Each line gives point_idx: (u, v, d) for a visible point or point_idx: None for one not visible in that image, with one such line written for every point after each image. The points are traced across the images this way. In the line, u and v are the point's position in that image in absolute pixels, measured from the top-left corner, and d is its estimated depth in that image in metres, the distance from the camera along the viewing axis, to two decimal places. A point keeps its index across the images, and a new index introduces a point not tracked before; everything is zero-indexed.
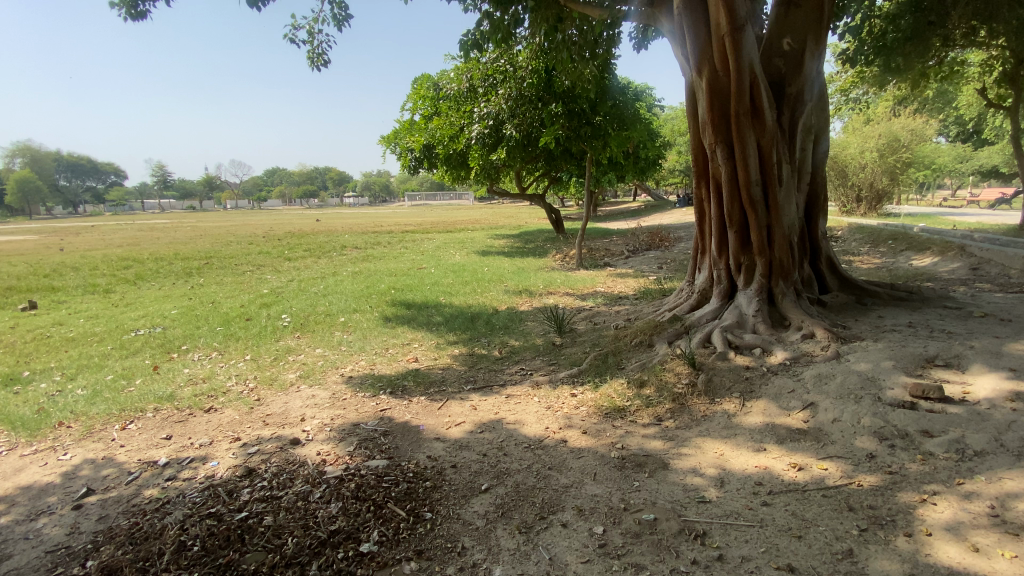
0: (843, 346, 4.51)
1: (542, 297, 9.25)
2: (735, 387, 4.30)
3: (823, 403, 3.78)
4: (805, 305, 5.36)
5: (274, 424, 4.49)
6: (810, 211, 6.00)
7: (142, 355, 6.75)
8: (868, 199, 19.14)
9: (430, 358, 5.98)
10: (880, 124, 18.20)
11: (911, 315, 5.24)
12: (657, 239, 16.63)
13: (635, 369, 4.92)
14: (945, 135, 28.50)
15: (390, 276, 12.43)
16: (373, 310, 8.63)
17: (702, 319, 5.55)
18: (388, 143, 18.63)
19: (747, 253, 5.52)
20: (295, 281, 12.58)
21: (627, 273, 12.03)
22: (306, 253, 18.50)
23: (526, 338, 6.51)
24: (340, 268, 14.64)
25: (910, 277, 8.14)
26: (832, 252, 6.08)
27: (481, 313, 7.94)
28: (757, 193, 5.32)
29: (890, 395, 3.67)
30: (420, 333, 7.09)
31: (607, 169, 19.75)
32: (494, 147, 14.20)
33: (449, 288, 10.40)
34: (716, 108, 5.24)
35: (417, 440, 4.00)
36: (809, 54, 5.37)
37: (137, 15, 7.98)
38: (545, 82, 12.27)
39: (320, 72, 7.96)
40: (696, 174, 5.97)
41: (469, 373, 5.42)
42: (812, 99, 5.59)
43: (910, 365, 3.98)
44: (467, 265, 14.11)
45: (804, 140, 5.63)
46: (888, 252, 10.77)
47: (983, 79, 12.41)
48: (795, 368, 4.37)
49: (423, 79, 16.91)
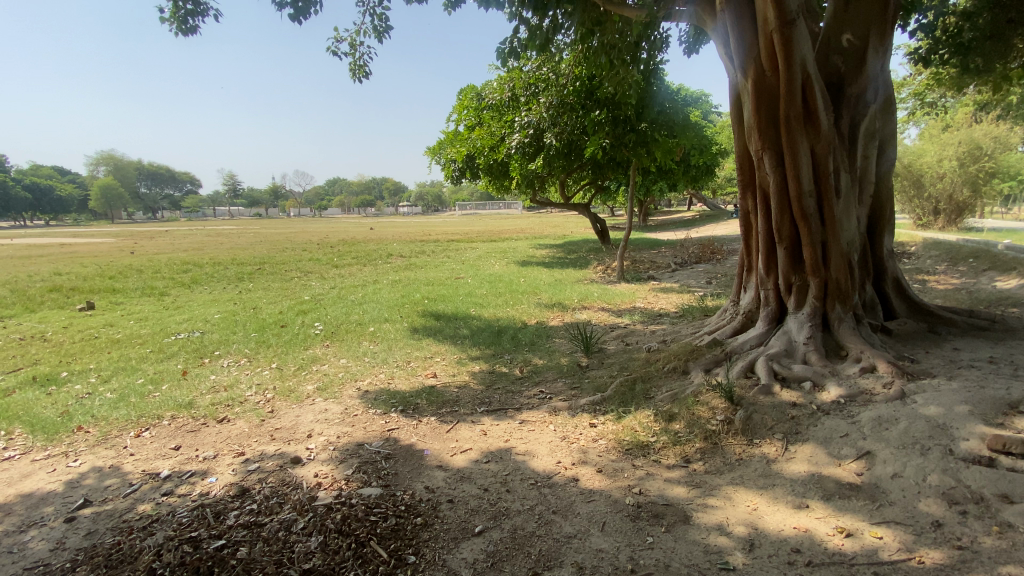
0: (910, 384, 3.88)
1: (576, 312, 8.87)
2: (778, 427, 3.78)
3: (881, 453, 3.21)
4: (866, 334, 4.71)
5: (280, 439, 4.42)
6: (873, 226, 5.33)
7: (176, 359, 6.97)
8: (947, 212, 17.43)
9: (448, 374, 5.74)
10: (960, 130, 16.62)
11: (994, 348, 4.49)
12: (707, 252, 15.78)
13: (664, 399, 4.46)
14: None
15: (426, 286, 12.40)
16: (403, 320, 8.53)
17: (746, 345, 5.01)
18: (434, 154, 18.76)
19: (798, 272, 4.95)
20: (335, 288, 12.79)
21: (670, 288, 11.40)
22: (353, 260, 18.93)
23: (551, 356, 6.16)
24: (380, 276, 14.82)
25: (994, 301, 7.16)
26: (900, 272, 5.36)
27: (509, 327, 7.66)
28: (810, 205, 4.75)
29: (964, 448, 3.04)
30: (444, 346, 6.89)
31: (654, 178, 19.02)
32: (534, 156, 13.92)
33: (482, 299, 10.19)
34: (763, 112, 4.73)
35: (418, 467, 3.75)
36: (872, 51, 4.77)
37: (192, 31, 8.47)
38: (588, 90, 11.82)
39: (361, 83, 7.81)
40: (741, 184, 5.45)
41: (486, 393, 5.13)
42: (876, 101, 4.97)
43: (990, 411, 3.32)
44: (504, 276, 13.91)
45: (866, 146, 5.01)
46: (968, 272, 9.63)
47: None
48: (850, 408, 3.78)
49: (468, 90, 16.93)
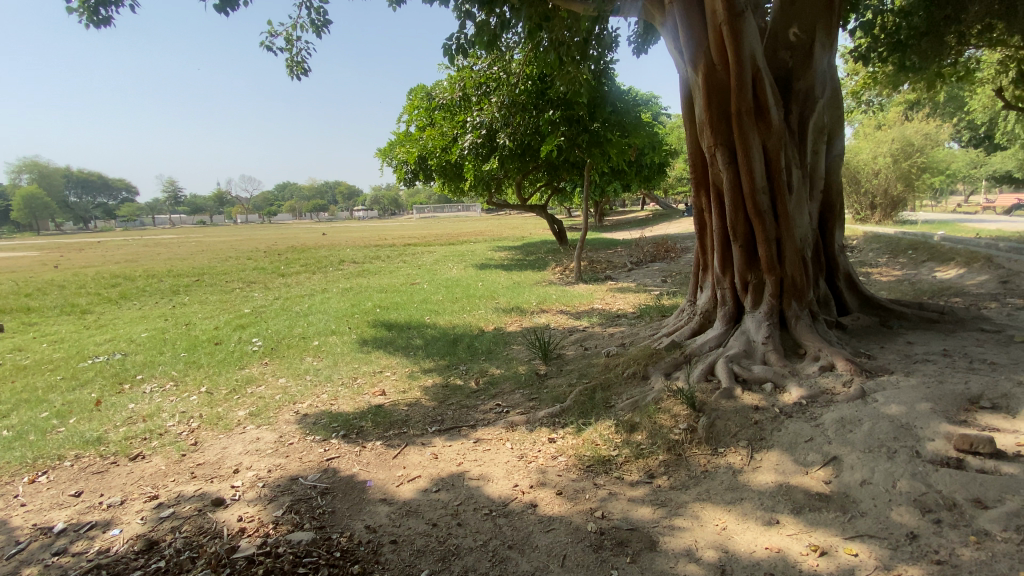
0: (870, 382, 3.81)
1: (534, 315, 8.61)
2: (742, 434, 3.61)
3: (848, 458, 3.08)
4: (823, 330, 4.65)
5: (203, 477, 3.92)
6: (824, 222, 5.30)
7: (90, 387, 6.23)
8: (883, 206, 18.30)
9: (398, 391, 5.33)
10: (893, 128, 17.51)
11: (944, 340, 4.52)
12: (662, 250, 15.92)
13: (625, 408, 4.23)
14: (958, 139, 27.80)
15: (379, 293, 11.84)
16: (351, 332, 8.01)
17: (705, 346, 4.86)
18: (384, 156, 18.14)
19: (754, 271, 4.85)
20: (280, 299, 12.03)
21: (629, 287, 11.34)
22: (302, 268, 18.01)
23: (508, 365, 5.86)
24: (330, 284, 14.11)
25: (935, 291, 7.41)
26: (850, 267, 5.37)
27: (465, 335, 7.30)
28: (764, 202, 4.66)
29: (930, 449, 2.94)
30: (395, 359, 6.46)
31: (609, 178, 19.11)
32: (488, 157, 13.61)
33: (437, 306, 9.77)
34: (714, 107, 4.61)
35: (359, 502, 3.36)
36: (819, 46, 4.74)
37: (109, 24, 7.75)
38: (539, 91, 12.02)
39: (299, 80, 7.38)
40: (694, 182, 5.32)
41: (438, 410, 4.76)
42: (824, 96, 4.94)
43: (951, 409, 3.26)
44: (461, 280, 13.51)
45: (815, 141, 4.98)
46: (908, 264, 10.03)
47: (1002, 80, 11.68)
48: (813, 410, 3.67)
49: (418, 90, 16.45)
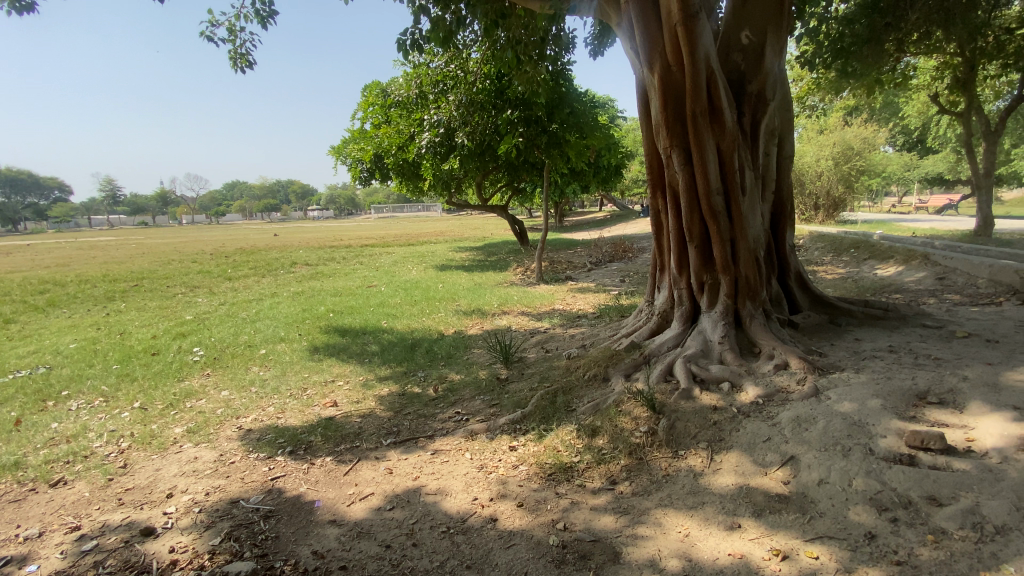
0: (822, 380, 3.88)
1: (495, 318, 8.48)
2: (701, 435, 3.60)
3: (805, 457, 3.10)
4: (776, 329, 4.73)
5: (132, 504, 3.57)
6: (775, 223, 5.41)
7: (7, 405, 5.64)
8: (825, 207, 19.18)
9: (351, 401, 5.07)
10: (834, 132, 18.44)
11: (889, 337, 4.69)
12: (620, 250, 16.13)
13: (587, 412, 4.14)
14: (892, 143, 29.63)
15: (333, 297, 11.41)
16: (303, 339, 7.63)
17: (663, 346, 4.85)
18: (338, 154, 17.56)
19: (709, 271, 4.89)
20: (227, 304, 11.39)
21: (589, 288, 11.39)
22: (252, 271, 17.20)
23: (468, 370, 5.70)
24: (281, 288, 13.50)
25: (878, 289, 7.77)
26: (800, 266, 5.50)
27: (423, 340, 7.08)
28: (718, 203, 4.70)
29: (883, 447, 3.01)
30: (348, 367, 6.18)
31: (568, 179, 19.22)
32: (447, 156, 13.38)
33: (395, 309, 9.48)
34: (670, 108, 4.61)
35: (306, 526, 3.13)
36: (769, 49, 4.82)
37: (31, 10, 7.17)
38: (498, 90, 11.92)
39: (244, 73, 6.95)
40: (651, 183, 5.31)
41: (394, 421, 4.54)
42: (774, 99, 5.03)
43: (901, 405, 3.36)
44: (420, 282, 13.21)
45: (766, 143, 5.08)
46: (851, 262, 10.51)
47: (933, 87, 12.44)
48: (769, 409, 3.70)
49: (373, 87, 16.01)
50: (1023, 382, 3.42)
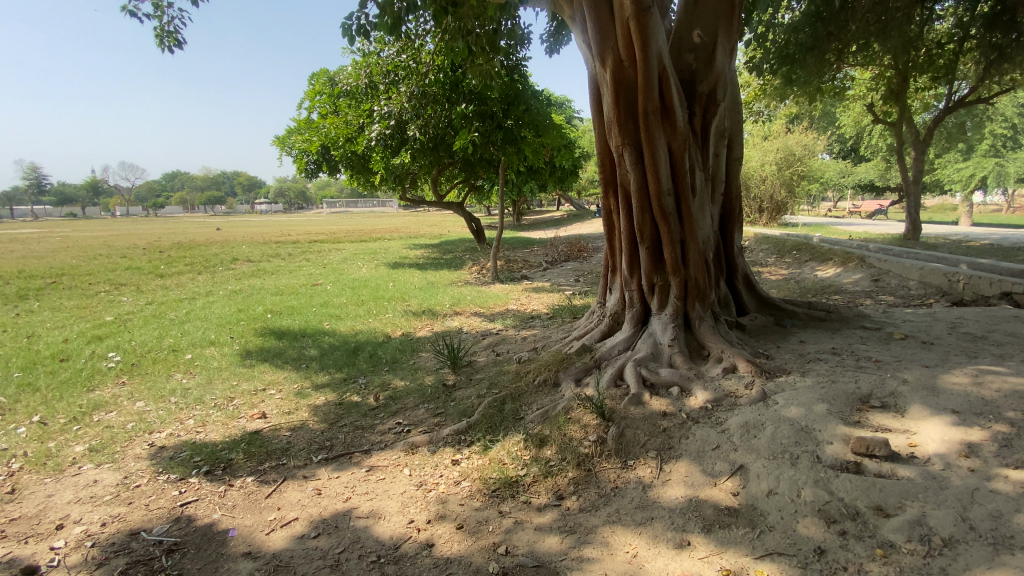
0: (770, 384, 3.84)
1: (445, 318, 8.17)
2: (651, 443, 3.46)
3: (754, 467, 3.02)
4: (724, 331, 4.69)
5: (12, 539, 3.08)
6: (724, 224, 5.39)
7: None
8: (769, 210, 19.85)
9: (281, 413, 4.66)
10: (778, 138, 19.18)
11: (832, 338, 4.75)
12: (575, 250, 16.13)
13: (535, 420, 3.92)
14: (829, 151, 31.30)
15: (274, 296, 10.73)
16: (235, 343, 7.06)
17: (614, 349, 4.70)
18: (283, 144, 16.65)
19: (660, 272, 4.80)
20: (155, 304, 10.50)
21: (543, 287, 11.26)
22: (188, 268, 16.06)
23: (413, 375, 5.39)
24: (218, 286, 12.62)
25: (819, 290, 8.03)
26: (748, 268, 5.52)
27: (368, 343, 6.69)
28: (668, 204, 4.61)
29: (830, 454, 2.99)
30: (283, 374, 5.73)
31: (525, 177, 19.04)
32: (398, 150, 12.86)
33: (340, 309, 8.98)
34: (622, 104, 4.47)
35: (216, 561, 2.77)
36: (720, 49, 4.76)
37: None
38: (452, 82, 11.51)
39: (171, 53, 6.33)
40: (603, 182, 5.17)
41: (327, 434, 4.18)
42: (725, 100, 4.98)
43: (845, 410, 3.36)
44: (369, 281, 12.69)
45: (716, 145, 5.03)
46: (793, 263, 10.88)
47: (869, 97, 13.06)
48: (718, 415, 3.61)
49: (322, 75, 15.25)
50: (958, 385, 3.51)
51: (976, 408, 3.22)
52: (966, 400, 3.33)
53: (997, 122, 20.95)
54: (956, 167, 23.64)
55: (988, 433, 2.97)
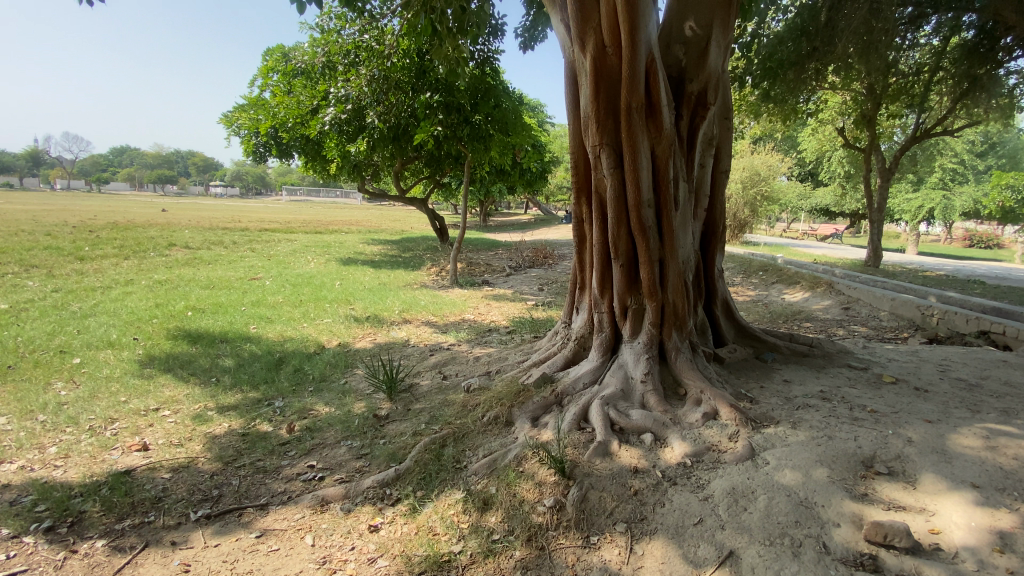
0: (757, 436, 3.26)
1: (392, 327, 7.37)
2: (619, 512, 2.79)
3: (747, 555, 2.42)
4: (703, 366, 4.10)
5: None
6: (707, 243, 4.79)
7: None
8: (733, 228, 19.95)
9: (168, 447, 3.77)
10: (744, 158, 19.27)
11: (818, 379, 4.25)
12: (540, 256, 15.49)
13: (479, 471, 3.20)
14: (790, 173, 32.18)
15: (203, 290, 9.55)
16: (139, 346, 5.98)
17: (578, 382, 4.03)
18: (231, 124, 15.29)
19: (634, 294, 4.17)
20: (61, 291, 9.14)
21: (504, 295, 10.59)
22: (115, 251, 14.47)
23: (342, 399, 4.58)
24: (142, 274, 11.27)
25: (788, 315, 7.71)
26: (727, 292, 4.96)
27: (297, 353, 5.81)
28: (648, 217, 4.00)
29: (839, 542, 2.43)
30: (187, 390, 4.80)
31: (493, 178, 18.29)
32: (355, 138, 11.87)
33: (273, 310, 7.98)
34: (602, 97, 3.81)
35: None
36: (715, 44, 4.14)
37: None
38: (419, 69, 10.81)
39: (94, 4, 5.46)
40: (575, 187, 4.49)
41: (218, 480, 3.35)
42: (716, 103, 4.38)
43: (848, 478, 2.82)
44: (316, 277, 11.66)
45: (703, 154, 4.45)
46: (760, 283, 10.63)
47: (838, 121, 13.06)
48: (698, 474, 3.00)
49: (277, 52, 14.12)
50: (970, 448, 3.00)
51: (998, 481, 2.71)
52: (983, 469, 2.81)
53: (945, 157, 21.91)
54: (905, 197, 24.52)
55: (1019, 518, 2.45)
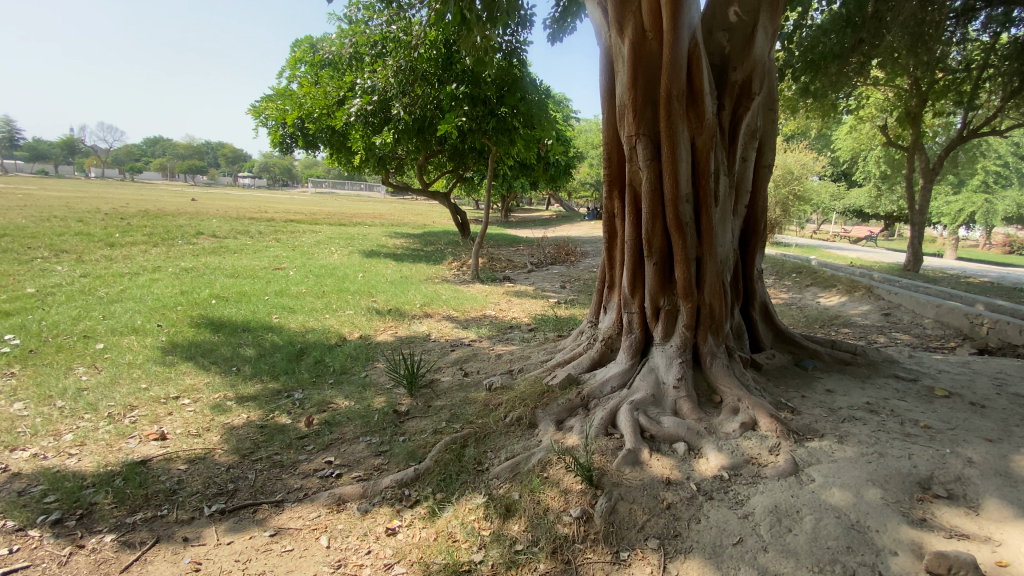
0: (800, 450, 3.04)
1: (414, 321, 7.27)
2: (651, 527, 2.61)
3: None
4: (739, 372, 3.87)
5: None
6: (745, 243, 4.53)
7: None
8: None
9: (184, 437, 3.72)
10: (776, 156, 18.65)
11: (864, 390, 3.98)
12: (562, 253, 15.25)
13: (501, 475, 3.05)
14: (822, 173, 31.18)
15: (228, 278, 9.62)
16: (162, 333, 6.01)
17: (606, 386, 3.84)
18: (258, 114, 15.43)
19: (668, 294, 3.96)
20: (90, 276, 9.29)
21: (526, 291, 10.41)
22: (145, 238, 14.76)
23: (361, 393, 4.48)
24: (169, 262, 11.43)
25: (824, 320, 7.36)
26: (766, 295, 4.70)
27: (317, 345, 5.75)
28: (685, 212, 3.78)
29: (896, 572, 2.22)
30: (207, 379, 4.76)
31: (516, 172, 18.09)
32: (380, 130, 11.82)
33: (295, 300, 7.97)
34: (640, 85, 3.60)
35: None
36: (762, 30, 3.89)
37: None
38: (445, 59, 10.65)
39: None
40: (608, 180, 4.28)
41: (234, 473, 3.29)
42: (760, 94, 4.12)
43: (903, 501, 2.58)
44: (338, 268, 11.66)
45: (744, 148, 4.19)
46: (793, 286, 10.24)
47: (880, 119, 12.47)
48: (736, 489, 2.79)
49: (305, 43, 14.18)
50: None
51: None
52: None
53: (990, 158, 20.90)
54: (945, 200, 23.54)
55: None
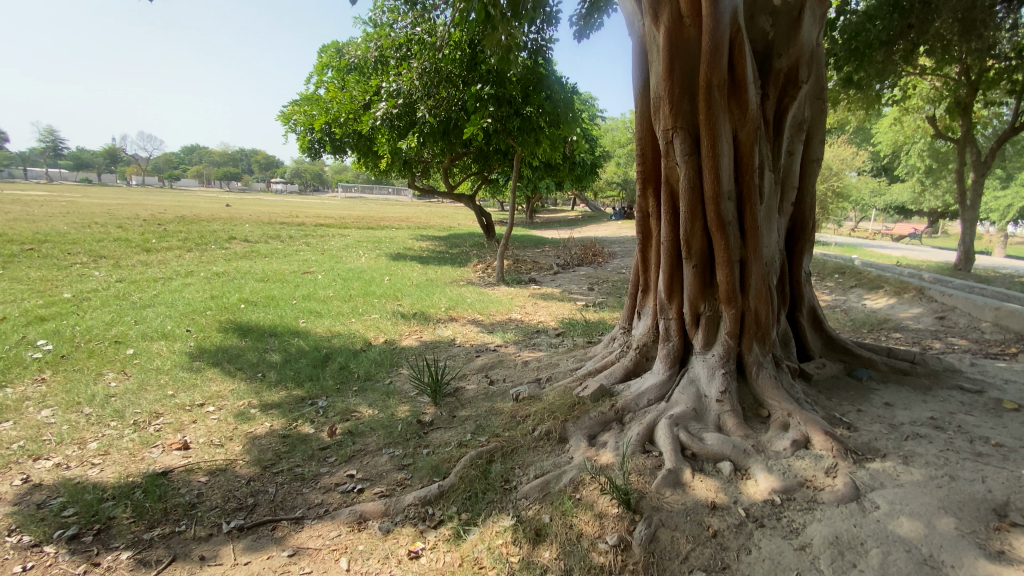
0: (861, 472, 2.74)
1: (439, 325, 7.16)
2: (696, 558, 2.37)
3: None
4: (788, 383, 3.57)
5: None
6: (791, 243, 4.22)
7: None
8: None
9: (207, 447, 3.66)
10: None
11: (926, 403, 3.62)
12: (589, 254, 14.95)
13: (531, 495, 2.86)
14: (861, 169, 29.95)
15: (257, 282, 9.72)
16: (190, 338, 6.04)
17: (642, 399, 3.61)
18: (287, 121, 15.66)
19: (708, 299, 3.70)
20: (126, 282, 9.51)
21: (552, 294, 10.19)
22: (180, 243, 15.14)
23: (385, 401, 4.36)
24: (201, 266, 11.66)
25: (872, 324, 6.91)
26: (814, 299, 4.37)
27: (342, 351, 5.67)
28: (728, 211, 3.51)
29: None
30: (231, 386, 4.72)
31: (542, 173, 17.89)
32: (405, 133, 11.80)
33: (321, 304, 7.96)
34: (678, 74, 3.36)
35: None
36: (810, 12, 3.58)
37: None
38: (469, 60, 10.52)
39: None
40: (642, 178, 4.04)
41: (254, 486, 3.19)
42: (807, 82, 3.81)
43: (986, 534, 2.27)
44: (365, 272, 11.68)
45: (790, 141, 3.89)
46: (835, 287, 9.72)
47: (928, 109, 11.77)
48: (791, 516, 2.52)
49: (332, 49, 14.31)
50: None
51: None
52: None
53: None
54: (995, 195, 22.30)
55: None
